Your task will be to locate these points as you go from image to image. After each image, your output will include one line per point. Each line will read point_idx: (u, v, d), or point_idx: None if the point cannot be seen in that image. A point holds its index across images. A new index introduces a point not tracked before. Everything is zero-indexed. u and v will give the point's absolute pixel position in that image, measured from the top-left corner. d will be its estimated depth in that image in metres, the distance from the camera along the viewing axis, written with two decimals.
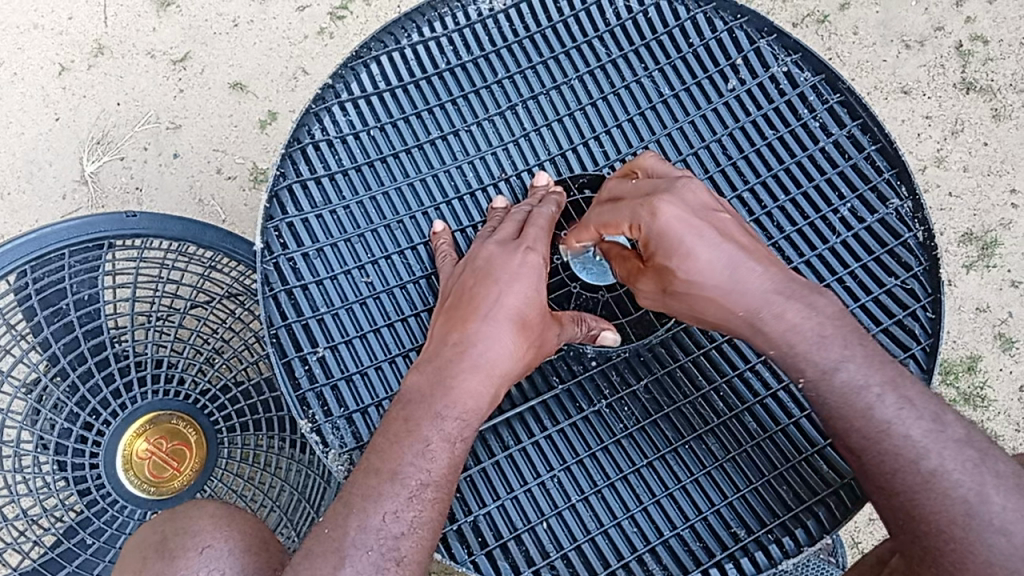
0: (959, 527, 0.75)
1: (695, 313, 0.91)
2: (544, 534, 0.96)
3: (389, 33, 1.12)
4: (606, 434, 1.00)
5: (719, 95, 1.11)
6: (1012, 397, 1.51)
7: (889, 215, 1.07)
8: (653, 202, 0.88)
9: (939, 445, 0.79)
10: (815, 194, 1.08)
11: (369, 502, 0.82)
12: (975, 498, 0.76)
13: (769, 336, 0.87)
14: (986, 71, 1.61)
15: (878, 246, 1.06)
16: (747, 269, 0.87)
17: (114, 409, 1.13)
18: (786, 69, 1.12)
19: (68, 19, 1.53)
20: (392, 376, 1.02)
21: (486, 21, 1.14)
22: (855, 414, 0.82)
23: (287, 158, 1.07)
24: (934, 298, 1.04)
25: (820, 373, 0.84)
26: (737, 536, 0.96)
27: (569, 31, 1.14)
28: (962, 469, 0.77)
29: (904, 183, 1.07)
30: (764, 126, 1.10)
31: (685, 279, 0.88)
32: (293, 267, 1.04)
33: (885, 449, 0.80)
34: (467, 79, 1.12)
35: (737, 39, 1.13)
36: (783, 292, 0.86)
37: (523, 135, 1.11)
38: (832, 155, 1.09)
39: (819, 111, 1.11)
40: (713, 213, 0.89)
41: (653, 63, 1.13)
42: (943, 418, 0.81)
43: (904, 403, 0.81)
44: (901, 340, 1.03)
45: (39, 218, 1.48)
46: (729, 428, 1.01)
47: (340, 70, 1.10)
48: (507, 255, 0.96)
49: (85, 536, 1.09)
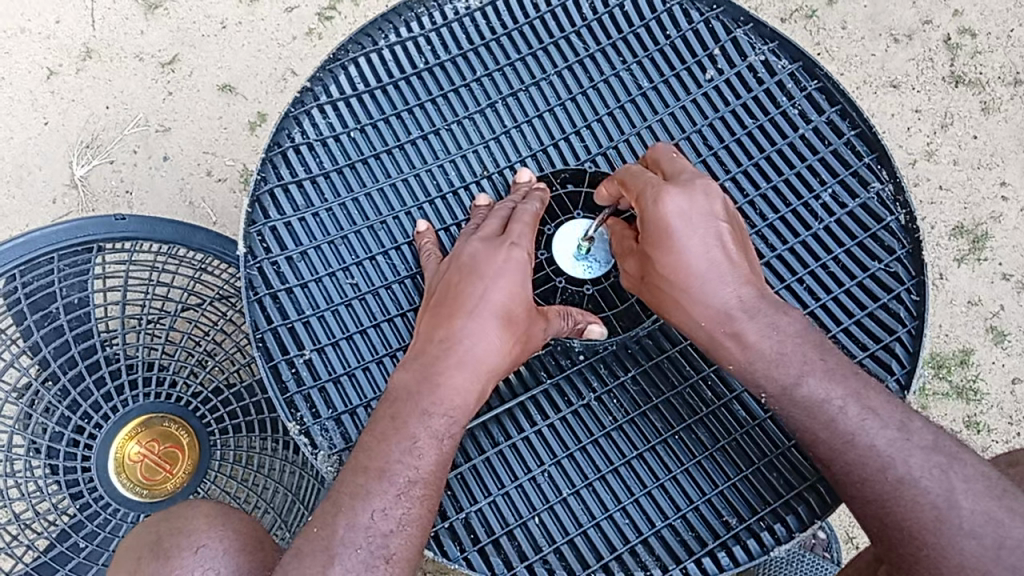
0: (931, 532, 0.76)
1: (661, 312, 0.93)
2: (536, 528, 0.97)
3: (365, 35, 1.12)
4: (596, 426, 1.01)
5: (697, 86, 1.12)
6: (1004, 390, 1.52)
7: (871, 199, 1.07)
8: (660, 189, 0.89)
9: (904, 453, 0.80)
10: (797, 180, 1.08)
11: (356, 501, 0.82)
12: (943, 503, 0.77)
13: (728, 352, 0.89)
14: (974, 64, 1.61)
15: (860, 230, 1.07)
16: (727, 278, 0.88)
17: (105, 412, 1.13)
18: (762, 57, 1.12)
19: (56, 22, 1.52)
20: (381, 376, 1.02)
21: (463, 19, 1.15)
22: (818, 425, 0.83)
23: (267, 163, 1.07)
24: (918, 280, 1.04)
25: (780, 389, 0.86)
26: (728, 525, 0.97)
27: (546, 27, 1.15)
28: (930, 475, 0.78)
29: (884, 166, 1.08)
30: (743, 116, 1.10)
31: (660, 275, 0.90)
32: (277, 270, 1.04)
33: (851, 459, 0.81)
34: (446, 79, 1.12)
35: (713, 29, 1.14)
36: (746, 309, 0.88)
37: (503, 132, 1.11)
38: (812, 141, 1.09)
39: (797, 98, 1.11)
40: (718, 219, 0.90)
41: (631, 56, 1.13)
42: (909, 426, 0.82)
43: (868, 413, 0.83)
44: (886, 324, 1.03)
45: (29, 222, 1.47)
46: (718, 418, 1.01)
47: (317, 73, 1.10)
48: (492, 252, 0.95)
49: (78, 539, 1.10)
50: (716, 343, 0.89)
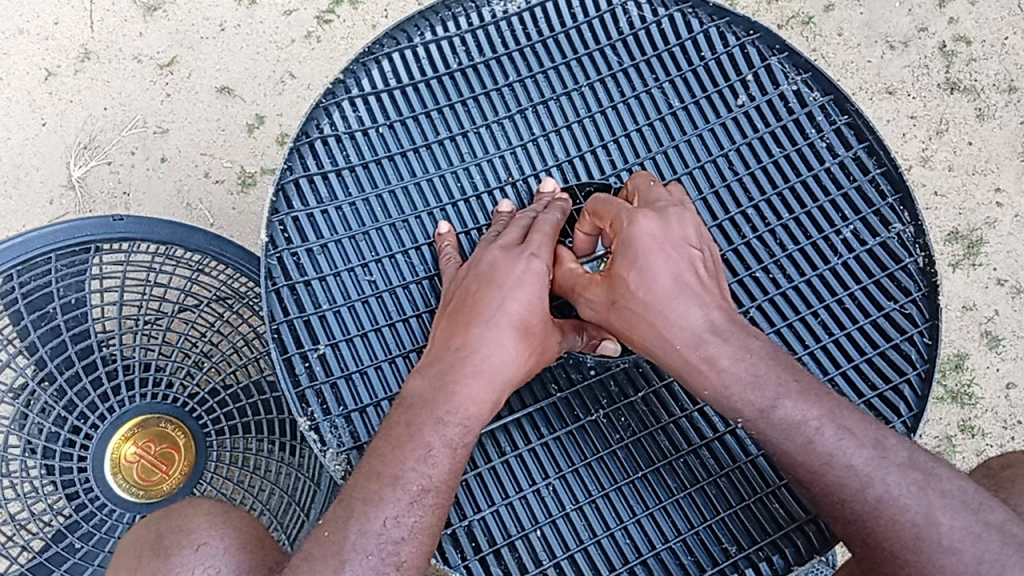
0: (912, 551, 0.77)
1: (633, 340, 0.90)
2: (536, 541, 0.97)
3: (402, 30, 1.11)
4: (603, 444, 1.01)
5: (728, 110, 1.12)
6: (998, 395, 1.52)
7: (891, 239, 1.08)
8: (634, 212, 0.91)
9: (882, 471, 0.80)
10: (819, 214, 1.09)
11: (369, 508, 0.82)
12: (922, 520, 0.77)
13: (701, 376, 0.86)
14: (969, 71, 1.62)
15: (878, 269, 1.07)
16: (696, 299, 0.88)
17: (101, 412, 1.12)
18: (795, 88, 1.13)
19: (54, 23, 1.52)
20: (392, 377, 1.02)
21: (500, 23, 1.14)
22: (796, 449, 0.82)
23: (294, 152, 1.07)
24: (932, 324, 1.05)
25: (758, 412, 0.84)
26: (727, 552, 0.97)
27: (582, 38, 1.15)
28: (908, 493, 0.79)
29: (906, 209, 1.08)
30: (771, 144, 1.11)
31: (633, 296, 0.89)
32: (297, 262, 1.04)
33: (830, 481, 0.81)
34: (477, 80, 1.12)
35: (748, 55, 1.14)
36: (717, 333, 0.86)
37: (531, 140, 1.11)
38: (837, 176, 1.10)
39: (826, 131, 1.12)
40: (688, 245, 0.91)
41: (663, 75, 1.14)
42: (884, 444, 0.82)
43: (844, 433, 0.82)
44: (897, 364, 1.05)
45: (27, 223, 1.47)
46: (725, 444, 1.01)
47: (351, 66, 1.09)
48: (510, 261, 0.95)
49: (74, 540, 1.09)
50: (687, 367, 0.87)
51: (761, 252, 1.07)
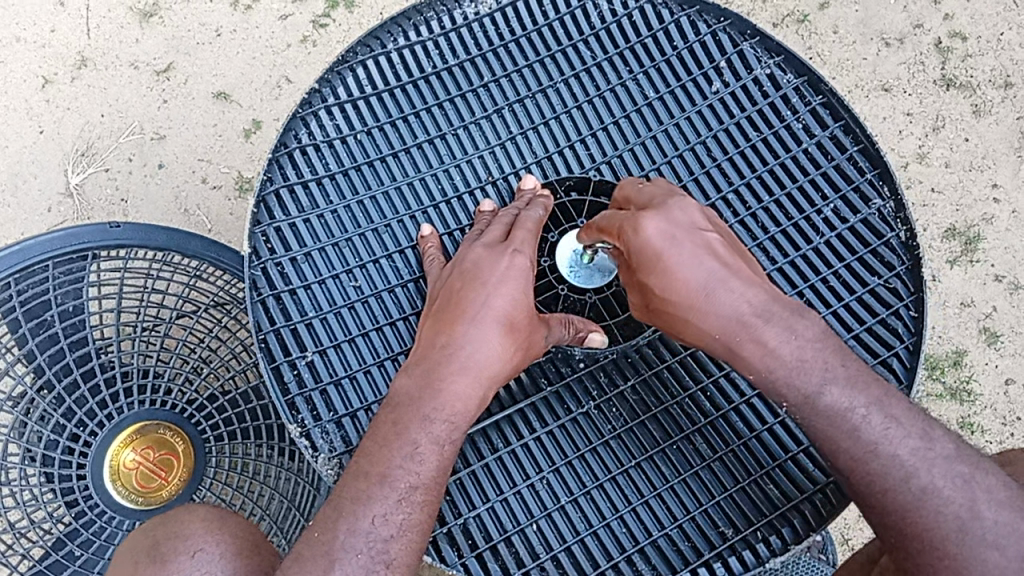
0: (953, 543, 0.77)
1: (675, 332, 0.91)
2: (533, 535, 0.97)
3: (374, 37, 1.12)
4: (595, 435, 1.01)
5: (703, 98, 1.12)
6: (998, 391, 1.52)
7: (872, 215, 1.08)
8: (637, 219, 0.89)
9: (928, 463, 0.80)
10: (798, 194, 1.09)
11: (358, 506, 0.82)
12: (966, 513, 0.77)
13: (748, 359, 0.86)
14: (965, 67, 1.62)
15: (861, 246, 1.07)
16: (730, 285, 0.86)
17: (100, 419, 1.13)
18: (768, 71, 1.13)
19: (50, 31, 1.53)
20: (381, 380, 1.02)
21: (472, 26, 1.15)
22: (840, 436, 0.82)
23: (273, 163, 1.07)
24: (917, 297, 1.05)
25: (802, 399, 0.84)
26: (724, 536, 0.97)
27: (553, 35, 1.15)
28: (952, 485, 0.79)
29: (885, 183, 1.08)
30: (748, 128, 1.11)
31: (661, 297, 0.89)
32: (281, 272, 1.05)
33: (873, 470, 0.81)
34: (454, 82, 1.13)
35: (720, 42, 1.14)
36: (760, 315, 0.85)
37: (509, 138, 1.11)
38: (815, 156, 1.10)
39: (802, 112, 1.12)
40: (702, 231, 0.89)
41: (637, 66, 1.14)
42: (930, 435, 0.82)
43: (890, 422, 0.82)
44: (884, 339, 1.04)
45: (26, 231, 1.48)
46: (716, 428, 1.01)
47: (325, 75, 1.10)
48: (494, 259, 0.96)
49: (74, 547, 1.10)
50: (735, 352, 0.87)
51: (744, 235, 1.07)
